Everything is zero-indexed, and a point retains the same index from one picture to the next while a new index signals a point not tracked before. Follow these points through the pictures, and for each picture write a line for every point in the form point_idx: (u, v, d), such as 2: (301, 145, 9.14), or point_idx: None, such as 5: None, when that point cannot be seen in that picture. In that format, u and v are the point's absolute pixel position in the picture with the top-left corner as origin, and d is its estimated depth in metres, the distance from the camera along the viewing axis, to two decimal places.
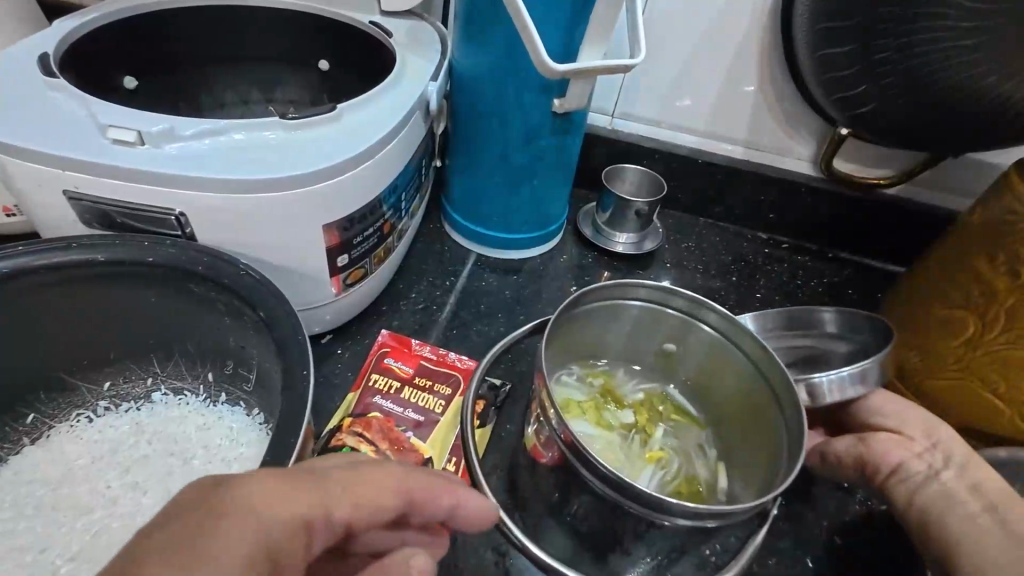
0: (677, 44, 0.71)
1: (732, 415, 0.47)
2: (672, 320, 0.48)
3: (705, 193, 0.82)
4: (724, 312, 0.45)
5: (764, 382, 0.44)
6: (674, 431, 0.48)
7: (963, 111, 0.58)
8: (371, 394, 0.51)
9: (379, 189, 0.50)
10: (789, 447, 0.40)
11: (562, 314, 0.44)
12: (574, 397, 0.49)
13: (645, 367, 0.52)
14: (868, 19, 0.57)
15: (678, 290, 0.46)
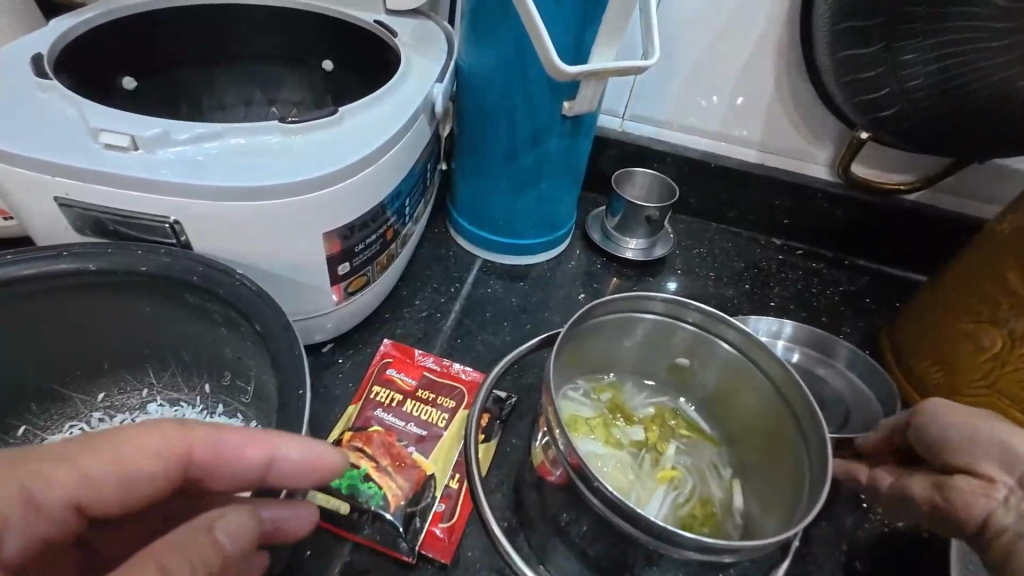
0: (690, 44, 0.69)
1: (749, 435, 0.45)
2: (687, 334, 0.46)
3: (717, 198, 0.80)
4: (744, 328, 0.43)
5: (784, 400, 0.42)
6: (687, 449, 0.46)
7: (985, 115, 0.57)
8: (373, 407, 0.49)
9: (383, 195, 0.49)
10: (812, 473, 0.38)
11: (570, 328, 0.42)
12: (581, 412, 0.47)
13: (656, 381, 0.50)
14: (893, 18, 0.55)
15: (695, 303, 0.44)
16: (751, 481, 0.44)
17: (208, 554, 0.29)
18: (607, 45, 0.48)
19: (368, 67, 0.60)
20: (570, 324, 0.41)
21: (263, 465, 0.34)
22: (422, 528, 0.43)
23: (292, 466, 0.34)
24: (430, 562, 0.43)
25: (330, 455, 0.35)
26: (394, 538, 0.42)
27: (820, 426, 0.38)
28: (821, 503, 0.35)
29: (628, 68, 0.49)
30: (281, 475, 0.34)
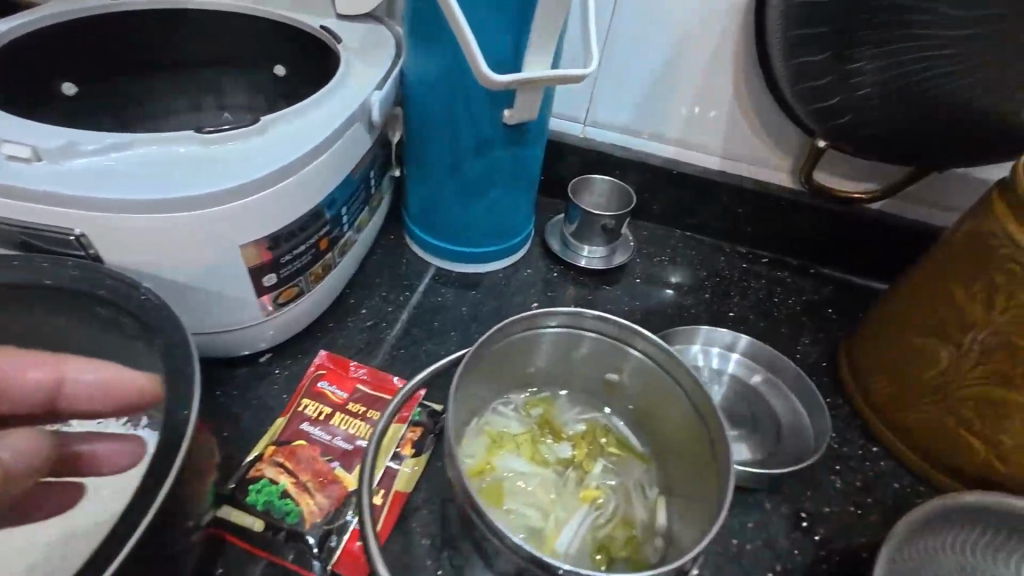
0: (647, 50, 0.68)
1: (674, 450, 0.44)
2: (611, 348, 0.45)
3: (680, 205, 0.78)
4: (656, 338, 0.43)
5: (699, 413, 0.41)
6: (614, 467, 0.45)
7: (932, 122, 0.56)
8: (300, 420, 0.48)
9: (312, 205, 0.48)
10: (723, 487, 0.37)
11: (481, 348, 0.41)
12: (506, 430, 0.46)
13: (584, 395, 0.49)
14: (847, 26, 0.54)
15: (608, 316, 0.43)
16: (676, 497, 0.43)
17: None
18: (542, 57, 0.47)
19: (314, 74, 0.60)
20: (480, 343, 0.41)
21: None
22: (338, 547, 0.42)
23: None
24: None
25: None
26: (309, 556, 0.42)
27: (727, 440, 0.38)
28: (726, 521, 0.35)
29: (563, 78, 0.48)
30: None
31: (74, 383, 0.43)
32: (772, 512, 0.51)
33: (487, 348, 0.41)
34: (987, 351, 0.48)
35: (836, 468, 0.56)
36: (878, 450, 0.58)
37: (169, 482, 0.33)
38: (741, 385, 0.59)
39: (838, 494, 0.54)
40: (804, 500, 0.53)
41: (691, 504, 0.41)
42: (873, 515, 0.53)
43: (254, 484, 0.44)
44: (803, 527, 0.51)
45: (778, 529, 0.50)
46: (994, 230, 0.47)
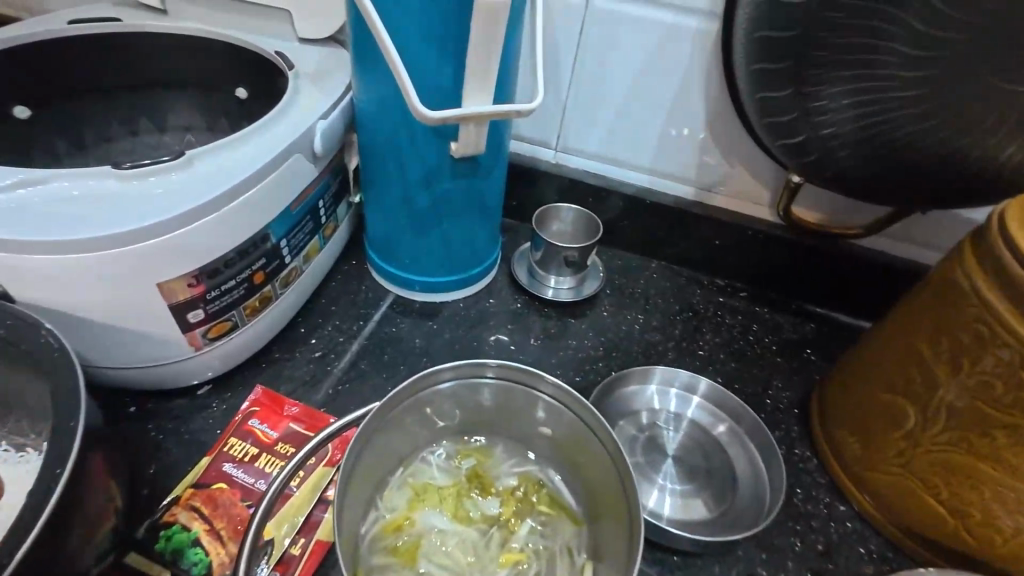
0: (615, 77, 0.65)
1: (600, 510, 0.42)
2: (526, 398, 0.43)
3: (654, 235, 0.76)
4: (559, 382, 0.41)
5: (617, 472, 0.39)
6: (539, 526, 0.43)
7: (899, 164, 0.53)
8: (223, 461, 0.46)
9: (242, 239, 0.46)
10: (635, 550, 0.35)
11: (387, 404, 0.39)
12: (428, 486, 0.44)
13: (512, 445, 0.47)
14: (802, 63, 0.49)
15: (512, 364, 0.41)
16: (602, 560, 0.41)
17: None
18: (480, 91, 0.45)
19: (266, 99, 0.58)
20: (386, 399, 0.39)
21: None
22: None
23: None
24: None
25: None
26: None
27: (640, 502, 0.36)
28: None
29: (503, 111, 0.46)
30: None
31: None
32: None
33: (393, 405, 0.40)
34: (953, 415, 0.45)
35: (796, 528, 0.52)
36: (845, 508, 0.55)
37: (35, 543, 0.31)
38: (700, 432, 0.57)
39: (795, 557, 0.50)
40: (757, 563, 0.49)
41: (610, 569, 0.38)
42: None
43: (165, 530, 0.42)
44: None
45: None
46: (964, 288, 0.44)
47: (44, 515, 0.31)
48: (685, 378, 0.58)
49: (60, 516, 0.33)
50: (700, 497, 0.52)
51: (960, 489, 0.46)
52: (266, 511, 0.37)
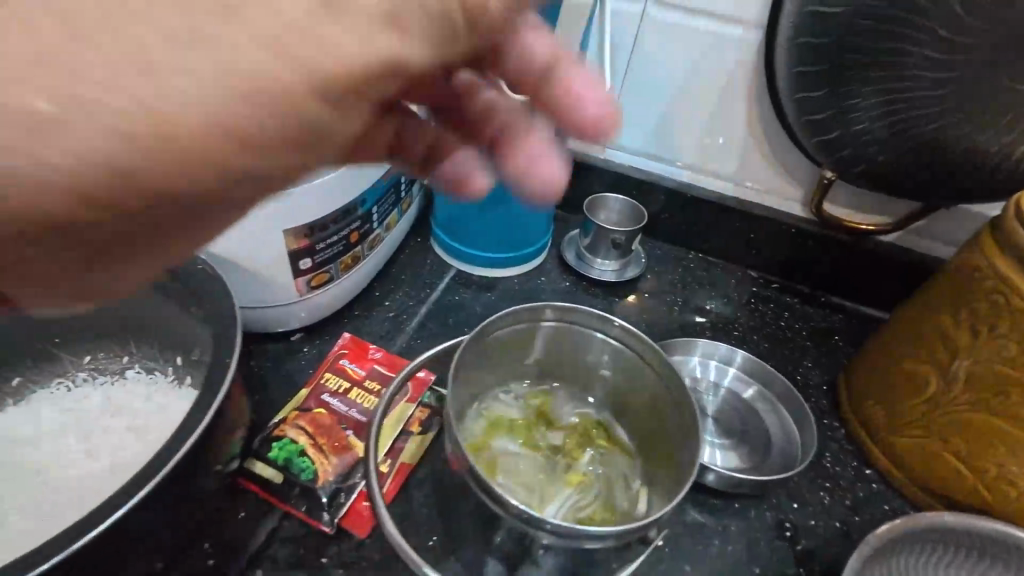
0: (666, 80, 0.72)
1: (652, 439, 0.48)
2: (593, 341, 0.49)
3: (693, 227, 0.82)
4: (627, 325, 0.47)
5: (670, 398, 0.46)
6: (597, 455, 0.49)
7: (927, 160, 0.59)
8: (321, 392, 0.53)
9: (347, 202, 0.54)
10: (691, 453, 0.42)
11: (470, 342, 0.46)
12: (498, 419, 0.50)
13: (566, 388, 0.53)
14: (837, 65, 0.56)
15: (585, 308, 0.48)
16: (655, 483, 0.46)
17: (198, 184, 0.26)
18: None
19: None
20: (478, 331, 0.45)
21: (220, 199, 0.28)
22: (345, 503, 0.47)
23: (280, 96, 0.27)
24: (350, 537, 0.46)
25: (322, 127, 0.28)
26: (319, 509, 0.46)
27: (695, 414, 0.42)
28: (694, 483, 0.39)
29: None
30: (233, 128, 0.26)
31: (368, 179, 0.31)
32: (756, 520, 0.53)
33: (485, 336, 0.47)
34: (971, 379, 0.50)
35: (824, 485, 0.57)
36: (870, 471, 0.59)
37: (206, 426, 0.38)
38: (737, 397, 0.62)
39: (824, 510, 0.55)
40: (789, 511, 0.54)
41: (665, 487, 0.44)
42: (858, 532, 0.54)
43: (277, 442, 0.49)
44: (788, 536, 0.53)
45: (761, 536, 0.52)
46: (983, 266, 0.49)
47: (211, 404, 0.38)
48: (725, 350, 0.63)
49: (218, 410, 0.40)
50: (737, 451, 0.58)
51: (981, 447, 0.50)
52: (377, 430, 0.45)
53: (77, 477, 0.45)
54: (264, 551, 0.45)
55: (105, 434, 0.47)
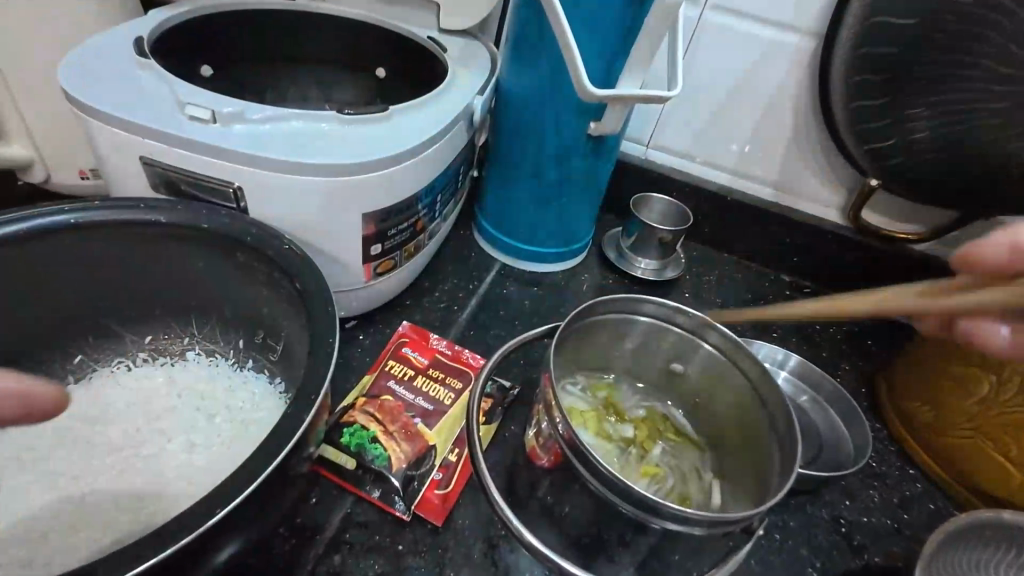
0: (717, 83, 0.71)
1: (734, 440, 0.50)
2: (677, 339, 0.50)
3: (730, 230, 0.81)
4: (726, 332, 0.48)
5: (764, 405, 0.46)
6: (675, 448, 0.51)
7: (979, 168, 0.61)
8: (386, 378, 0.53)
9: (417, 188, 0.53)
10: (780, 466, 0.43)
11: (571, 322, 0.47)
12: (579, 406, 0.51)
13: (652, 383, 0.54)
14: (902, 73, 0.59)
15: (686, 309, 0.48)
16: (729, 480, 0.49)
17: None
18: (635, 75, 0.54)
19: (416, 77, 0.63)
20: (571, 319, 0.47)
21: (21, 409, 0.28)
22: (419, 491, 0.47)
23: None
24: (424, 524, 0.46)
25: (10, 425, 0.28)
26: (393, 495, 0.46)
27: (791, 429, 0.43)
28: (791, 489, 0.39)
29: (651, 96, 0.53)
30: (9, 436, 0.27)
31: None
32: (812, 514, 0.55)
33: (575, 325, 0.48)
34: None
35: (873, 483, 0.58)
36: (913, 471, 0.61)
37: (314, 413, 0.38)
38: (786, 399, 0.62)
39: (876, 507, 0.57)
40: (843, 508, 0.56)
41: (743, 482, 0.47)
42: (909, 529, 0.55)
43: (348, 428, 0.48)
44: (843, 531, 0.54)
45: (819, 530, 0.54)
46: None
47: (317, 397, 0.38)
48: (776, 353, 0.64)
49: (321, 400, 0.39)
50: None
51: None
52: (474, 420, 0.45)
53: (151, 453, 0.46)
54: (342, 535, 0.45)
55: (175, 413, 0.48)
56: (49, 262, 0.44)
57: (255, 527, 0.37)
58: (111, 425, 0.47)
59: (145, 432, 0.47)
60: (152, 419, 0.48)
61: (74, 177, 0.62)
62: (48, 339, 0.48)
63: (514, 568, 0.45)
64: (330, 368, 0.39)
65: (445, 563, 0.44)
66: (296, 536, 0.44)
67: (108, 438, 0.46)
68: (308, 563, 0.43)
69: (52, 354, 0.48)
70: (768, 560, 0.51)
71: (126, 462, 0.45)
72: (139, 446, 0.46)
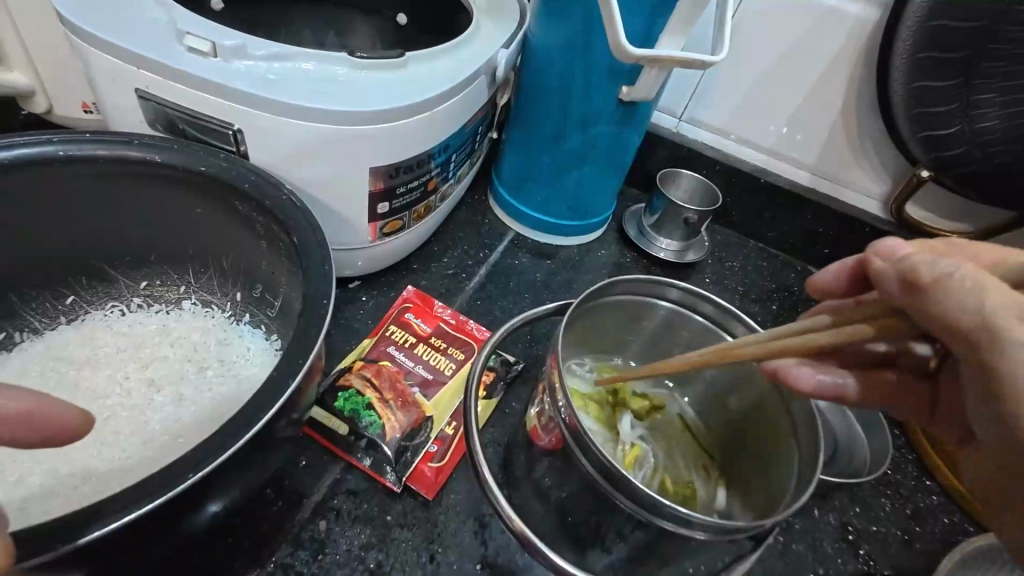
0: (764, 51, 0.65)
1: (747, 442, 0.47)
2: (697, 327, 0.48)
3: (760, 215, 0.76)
4: (753, 327, 0.45)
5: (788, 413, 0.43)
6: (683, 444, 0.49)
7: None
8: (387, 344, 0.51)
9: (430, 144, 0.49)
10: (796, 478, 0.40)
11: (585, 301, 0.45)
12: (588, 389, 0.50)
13: (667, 373, 0.53)
14: (974, 54, 0.55)
15: (710, 296, 0.46)
16: (736, 482, 0.47)
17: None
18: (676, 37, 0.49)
19: (436, 22, 0.58)
20: (586, 296, 0.44)
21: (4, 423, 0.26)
22: (412, 463, 0.45)
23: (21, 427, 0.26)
24: (414, 497, 0.45)
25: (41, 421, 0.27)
26: (384, 465, 0.45)
27: (815, 441, 0.40)
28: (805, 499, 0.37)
29: (691, 59, 0.48)
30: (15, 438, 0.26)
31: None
32: (819, 519, 0.53)
33: (589, 304, 0.45)
34: None
35: (886, 492, 0.56)
36: (930, 483, 0.58)
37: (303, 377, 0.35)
38: None
39: (886, 518, 0.54)
40: (852, 514, 0.53)
41: (750, 483, 0.46)
42: (921, 543, 0.53)
43: (343, 392, 0.47)
44: (849, 539, 0.52)
45: (824, 536, 0.52)
46: None
47: (306, 358, 0.35)
48: None
49: (314, 363, 0.37)
50: None
51: None
52: (475, 397, 0.43)
53: (138, 403, 0.45)
54: (329, 501, 0.44)
55: (165, 363, 0.47)
56: (37, 195, 0.42)
57: (237, 489, 0.35)
58: (100, 370, 0.46)
59: (133, 380, 0.46)
60: (142, 368, 0.47)
61: (77, 109, 0.59)
62: (38, 276, 0.46)
63: (503, 547, 0.44)
64: (323, 330, 0.37)
65: (433, 538, 0.43)
66: (282, 498, 0.43)
67: (97, 383, 0.45)
68: (293, 526, 0.42)
69: (43, 292, 0.47)
70: (768, 563, 0.49)
71: (112, 409, 0.44)
72: (126, 395, 0.45)
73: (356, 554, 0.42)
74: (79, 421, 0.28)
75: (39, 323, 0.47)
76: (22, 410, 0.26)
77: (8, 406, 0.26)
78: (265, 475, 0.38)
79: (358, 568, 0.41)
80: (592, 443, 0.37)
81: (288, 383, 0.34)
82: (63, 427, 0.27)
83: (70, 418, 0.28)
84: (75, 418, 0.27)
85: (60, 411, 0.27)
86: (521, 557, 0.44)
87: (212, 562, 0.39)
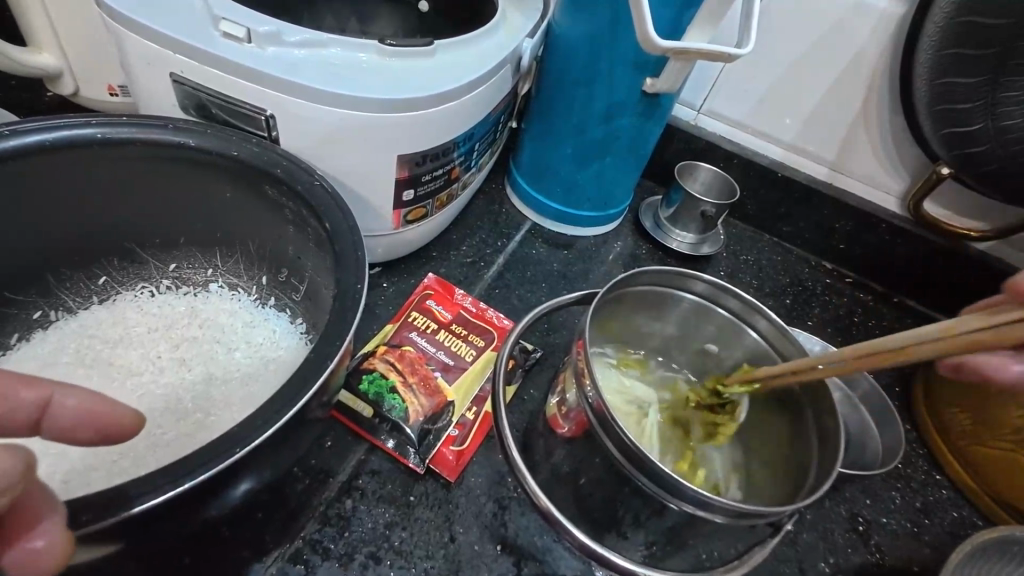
0: (786, 44, 0.65)
1: (766, 445, 0.48)
2: (720, 320, 0.49)
3: (776, 209, 0.76)
4: (775, 321, 0.46)
5: (816, 423, 0.44)
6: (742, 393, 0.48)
7: None
8: (409, 329, 0.52)
9: (456, 133, 0.50)
10: (817, 468, 0.42)
11: (610, 291, 0.46)
12: (609, 378, 0.51)
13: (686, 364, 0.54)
14: (1005, 51, 0.54)
15: (736, 291, 0.47)
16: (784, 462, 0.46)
17: (58, 421, 0.28)
18: (703, 28, 0.49)
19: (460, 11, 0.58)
20: (611, 285, 0.45)
21: (69, 425, 0.28)
22: (435, 445, 0.46)
23: (90, 425, 0.28)
24: (436, 478, 0.46)
25: (106, 419, 0.29)
26: (407, 447, 0.46)
27: (838, 435, 0.41)
28: (829, 487, 0.39)
29: (720, 52, 0.47)
30: (70, 430, 0.28)
31: (62, 420, 0.28)
32: (829, 510, 0.54)
33: (615, 293, 0.46)
34: None
35: (897, 485, 0.56)
36: (940, 477, 0.58)
37: (337, 360, 0.36)
38: None
39: (896, 510, 0.55)
40: (862, 506, 0.54)
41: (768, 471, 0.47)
42: (928, 535, 0.54)
43: (367, 374, 0.48)
44: (860, 529, 0.53)
45: (835, 527, 0.53)
46: None
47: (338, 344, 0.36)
48: (814, 343, 0.61)
49: (345, 347, 0.38)
50: None
51: None
52: (503, 380, 0.43)
53: (170, 382, 0.46)
54: (354, 481, 0.45)
55: (193, 344, 0.48)
56: (72, 178, 0.42)
57: (269, 467, 0.37)
58: (133, 349, 0.48)
59: (166, 359, 0.47)
60: (172, 348, 0.48)
61: (104, 93, 0.60)
62: (73, 256, 0.47)
63: (522, 530, 0.45)
64: (357, 317, 0.37)
65: (452, 519, 0.44)
66: (309, 477, 0.44)
67: (131, 361, 0.47)
68: (319, 504, 0.43)
69: (76, 272, 0.48)
70: (779, 550, 0.50)
71: (146, 387, 0.45)
72: (159, 374, 0.46)
73: (381, 532, 0.43)
74: (130, 422, 0.29)
75: (71, 302, 0.48)
76: (82, 407, 0.28)
77: (67, 405, 0.28)
78: (294, 455, 0.39)
79: (383, 546, 0.42)
80: (614, 428, 0.38)
81: (322, 368, 0.35)
82: (117, 428, 0.29)
83: (124, 420, 0.29)
84: (128, 419, 0.29)
85: (113, 407, 0.29)
86: (540, 539, 0.45)
87: (243, 536, 0.41)
